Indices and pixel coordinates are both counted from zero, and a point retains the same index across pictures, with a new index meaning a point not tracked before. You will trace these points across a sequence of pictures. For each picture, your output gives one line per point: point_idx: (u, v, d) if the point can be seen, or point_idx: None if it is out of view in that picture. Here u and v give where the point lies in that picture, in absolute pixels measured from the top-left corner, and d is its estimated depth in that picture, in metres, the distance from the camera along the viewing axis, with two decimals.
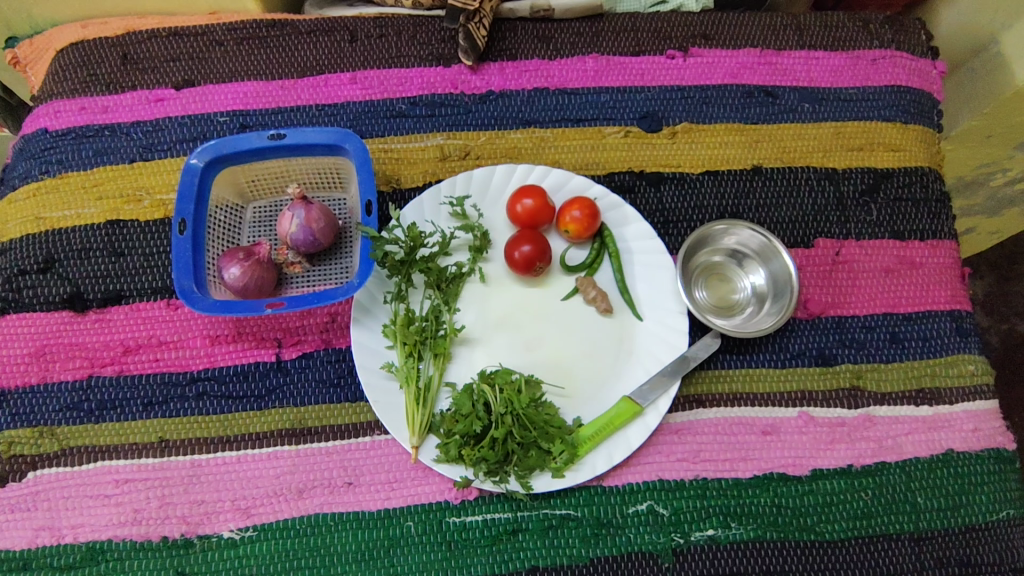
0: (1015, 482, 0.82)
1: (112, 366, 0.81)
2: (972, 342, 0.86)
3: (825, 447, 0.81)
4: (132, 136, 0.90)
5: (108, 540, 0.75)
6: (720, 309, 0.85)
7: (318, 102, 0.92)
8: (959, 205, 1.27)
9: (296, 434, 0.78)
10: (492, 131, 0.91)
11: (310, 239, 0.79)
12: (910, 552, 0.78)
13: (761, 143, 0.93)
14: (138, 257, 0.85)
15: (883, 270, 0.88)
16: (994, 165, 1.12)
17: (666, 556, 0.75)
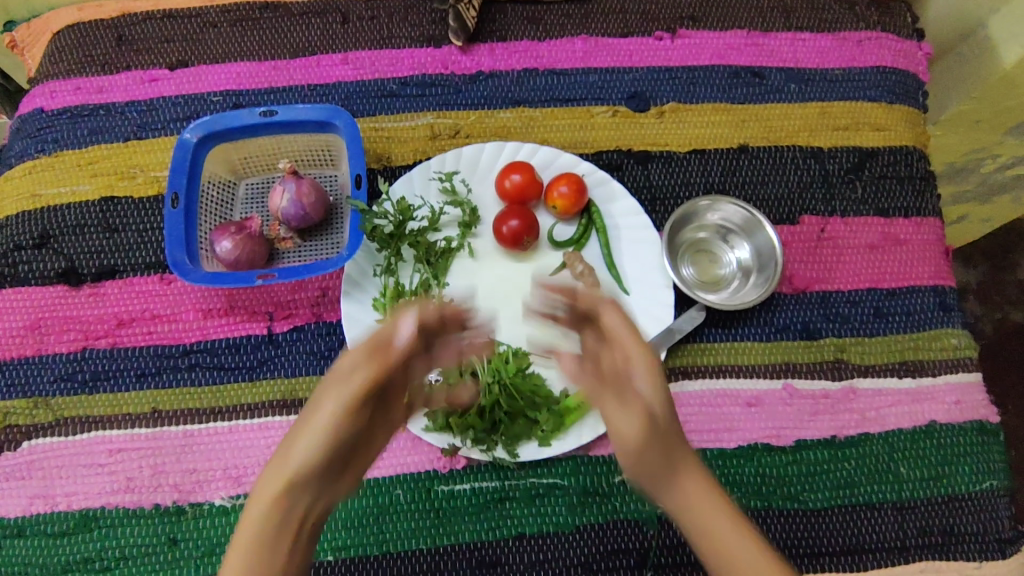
0: (997, 454, 0.82)
1: (105, 339, 0.82)
2: (955, 317, 0.87)
3: (808, 418, 0.82)
4: (126, 115, 0.91)
5: (101, 508, 0.76)
6: (706, 285, 0.87)
7: (310, 82, 0.93)
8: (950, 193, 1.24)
9: (287, 405, 0.79)
10: (481, 110, 0.93)
11: (301, 213, 0.80)
12: (892, 521, 0.79)
13: (747, 123, 0.94)
14: (131, 233, 0.86)
15: (867, 247, 0.89)
16: (983, 151, 1.11)
17: (650, 524, 0.76)
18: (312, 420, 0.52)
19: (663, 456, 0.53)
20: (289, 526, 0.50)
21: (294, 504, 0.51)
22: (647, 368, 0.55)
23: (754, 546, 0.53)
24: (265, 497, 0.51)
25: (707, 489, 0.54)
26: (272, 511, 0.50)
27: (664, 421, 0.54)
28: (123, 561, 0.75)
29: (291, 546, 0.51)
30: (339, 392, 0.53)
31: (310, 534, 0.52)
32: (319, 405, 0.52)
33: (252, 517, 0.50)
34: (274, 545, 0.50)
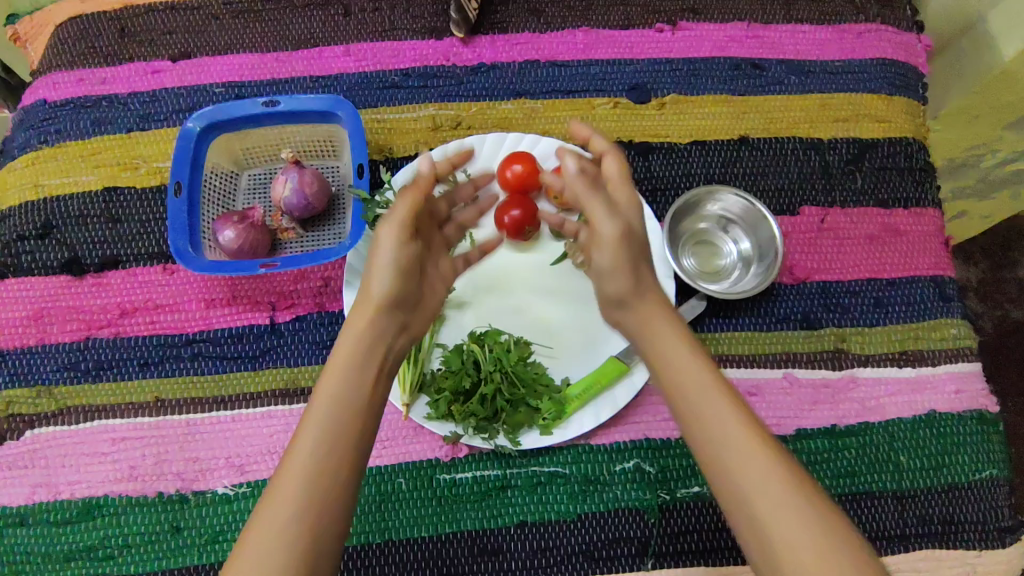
0: (997, 443, 0.83)
1: (109, 328, 0.82)
2: (955, 307, 0.87)
3: (809, 408, 0.82)
4: (129, 106, 0.92)
5: (104, 496, 0.76)
6: (707, 275, 0.87)
7: (312, 74, 0.93)
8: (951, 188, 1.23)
9: (289, 394, 0.80)
10: (483, 101, 0.93)
11: (303, 203, 0.80)
12: (892, 510, 0.79)
13: (748, 114, 0.94)
14: (134, 224, 0.86)
15: (868, 238, 0.90)
16: (984, 146, 1.10)
17: (651, 512, 0.77)
18: (377, 260, 0.61)
19: (644, 285, 0.63)
20: (370, 374, 0.58)
21: (379, 329, 0.60)
22: (631, 196, 0.65)
23: (731, 407, 0.57)
24: (354, 330, 0.60)
25: (688, 339, 0.61)
26: (352, 369, 0.58)
27: (639, 245, 0.63)
28: (126, 549, 0.75)
29: (380, 370, 0.59)
30: (395, 220, 0.62)
31: (391, 366, 0.61)
32: (379, 241, 0.61)
33: (311, 433, 0.55)
34: (364, 377, 0.58)
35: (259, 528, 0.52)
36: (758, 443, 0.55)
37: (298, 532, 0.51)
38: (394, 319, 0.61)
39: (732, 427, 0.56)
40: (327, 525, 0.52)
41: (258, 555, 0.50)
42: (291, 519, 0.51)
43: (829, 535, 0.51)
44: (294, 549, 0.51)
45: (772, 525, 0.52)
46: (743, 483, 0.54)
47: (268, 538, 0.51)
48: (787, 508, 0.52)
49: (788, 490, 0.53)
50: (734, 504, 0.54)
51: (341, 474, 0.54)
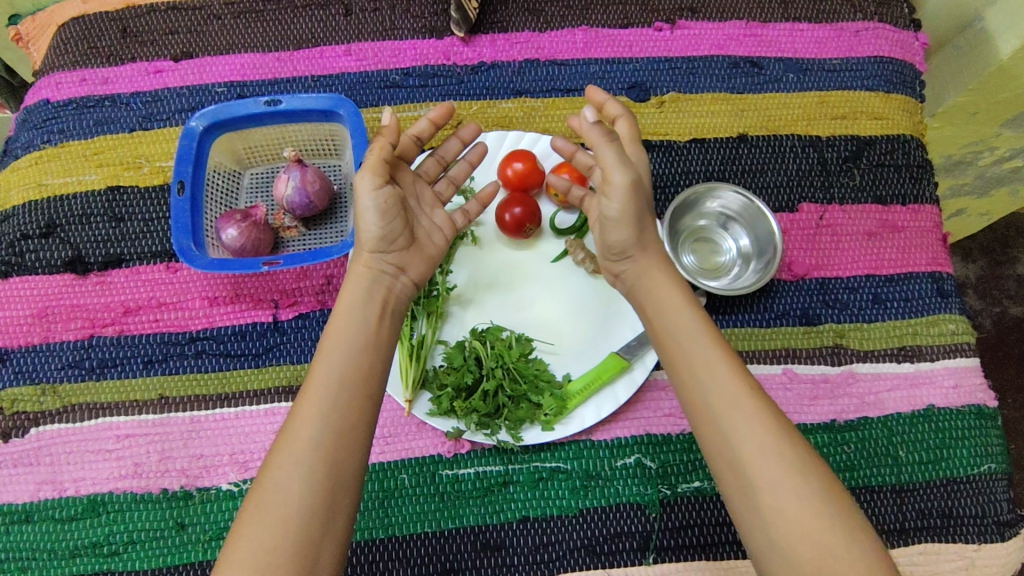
0: (995, 437, 0.83)
1: (113, 326, 0.83)
2: (953, 303, 0.88)
3: (808, 403, 0.83)
4: (131, 106, 0.92)
5: (109, 493, 0.77)
6: (707, 272, 0.87)
7: (314, 73, 0.94)
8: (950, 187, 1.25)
9: (293, 391, 0.80)
10: (483, 100, 0.93)
11: (306, 201, 0.81)
12: (891, 504, 0.80)
13: (747, 112, 0.95)
14: (137, 222, 0.87)
15: (866, 235, 0.90)
16: (982, 144, 1.11)
17: (653, 507, 0.77)
18: (360, 206, 0.67)
19: (643, 241, 0.70)
20: (368, 322, 0.66)
21: (373, 276, 0.69)
22: (639, 157, 0.72)
23: (721, 358, 0.62)
24: (355, 281, 0.69)
25: (683, 294, 0.68)
26: (351, 323, 0.65)
27: (645, 198, 0.70)
28: (131, 545, 0.75)
29: (381, 310, 0.67)
30: (367, 168, 0.67)
31: (394, 305, 0.69)
32: (357, 187, 0.66)
33: (308, 409, 0.60)
34: (367, 320, 0.66)
35: (262, 502, 0.56)
36: (738, 384, 0.61)
37: (304, 496, 0.56)
38: (387, 261, 0.70)
39: (719, 371, 0.62)
40: (337, 479, 0.57)
41: (263, 525, 0.55)
42: (296, 485, 0.56)
43: (799, 469, 0.56)
44: (303, 511, 0.55)
45: (749, 457, 0.57)
46: (721, 419, 0.59)
47: (275, 508, 0.55)
48: (763, 441, 0.58)
49: (766, 428, 0.58)
50: (713, 437, 0.60)
51: (341, 439, 0.59)
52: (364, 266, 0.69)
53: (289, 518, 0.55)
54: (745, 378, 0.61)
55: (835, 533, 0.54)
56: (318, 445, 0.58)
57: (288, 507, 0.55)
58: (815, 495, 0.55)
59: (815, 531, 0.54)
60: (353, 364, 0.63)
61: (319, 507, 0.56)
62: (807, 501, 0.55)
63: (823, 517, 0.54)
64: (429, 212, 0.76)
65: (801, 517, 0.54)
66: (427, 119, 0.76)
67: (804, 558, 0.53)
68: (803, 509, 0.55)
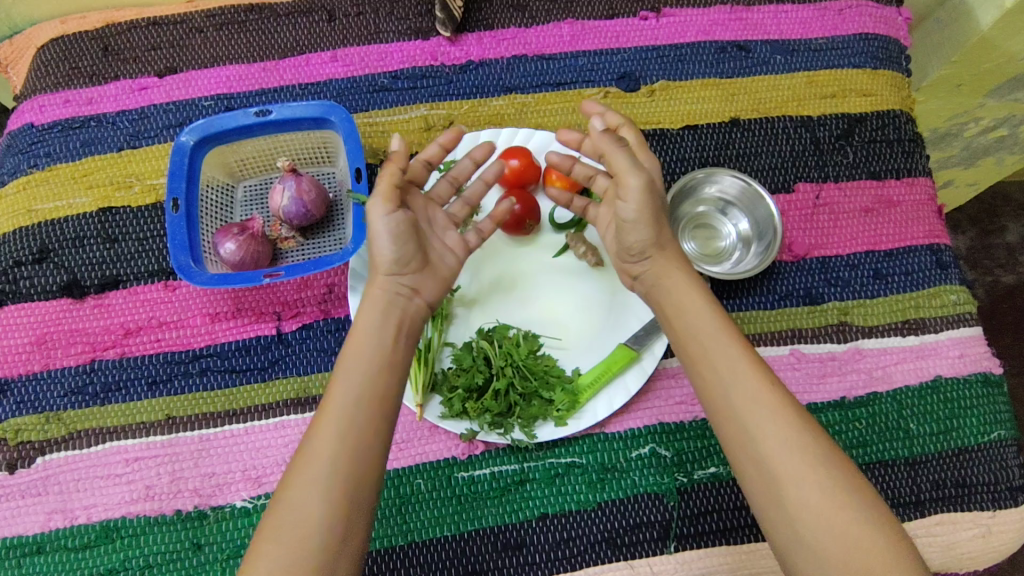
0: (1003, 404, 0.84)
1: (114, 349, 0.82)
2: (952, 274, 0.89)
3: (817, 381, 0.83)
4: (118, 125, 0.91)
5: (121, 518, 0.76)
6: (709, 258, 0.88)
7: (301, 82, 0.93)
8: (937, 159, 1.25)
9: (301, 403, 0.79)
10: (474, 99, 0.93)
11: (302, 211, 0.80)
12: (906, 477, 0.80)
13: (736, 96, 0.95)
14: (132, 243, 0.86)
15: (863, 211, 0.91)
16: (966, 115, 1.12)
17: (670, 495, 0.77)
18: (374, 233, 0.66)
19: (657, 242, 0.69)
20: (384, 344, 0.65)
21: (388, 299, 0.68)
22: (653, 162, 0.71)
23: (741, 354, 0.63)
24: (370, 304, 0.67)
25: (699, 292, 0.68)
26: (366, 345, 0.65)
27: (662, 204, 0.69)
28: (147, 569, 0.74)
29: (397, 332, 0.66)
30: (378, 195, 0.66)
31: (409, 326, 0.68)
32: (370, 214, 0.66)
33: (324, 428, 0.60)
34: (382, 342, 0.65)
35: (281, 519, 0.57)
36: (760, 380, 0.61)
37: (323, 513, 0.57)
38: (402, 283, 0.68)
39: (740, 369, 0.62)
40: (354, 497, 0.58)
41: (283, 542, 0.56)
42: (315, 503, 0.57)
43: (821, 462, 0.58)
44: (323, 529, 0.56)
45: (774, 453, 0.58)
46: (746, 417, 0.60)
47: (293, 525, 0.56)
48: (787, 438, 0.58)
49: (789, 425, 0.59)
50: (739, 435, 0.60)
51: (357, 456, 0.59)
52: (381, 290, 0.68)
53: (307, 537, 0.56)
54: (765, 374, 0.62)
55: (858, 523, 0.55)
56: (334, 463, 0.58)
57: (307, 525, 0.56)
58: (838, 487, 0.57)
59: (840, 522, 0.55)
60: (369, 384, 0.62)
61: (337, 524, 0.57)
62: (830, 493, 0.56)
63: (847, 509, 0.56)
64: (442, 235, 0.73)
65: (827, 510, 0.56)
66: (438, 143, 0.76)
67: (829, 548, 0.55)
68: (827, 501, 0.56)
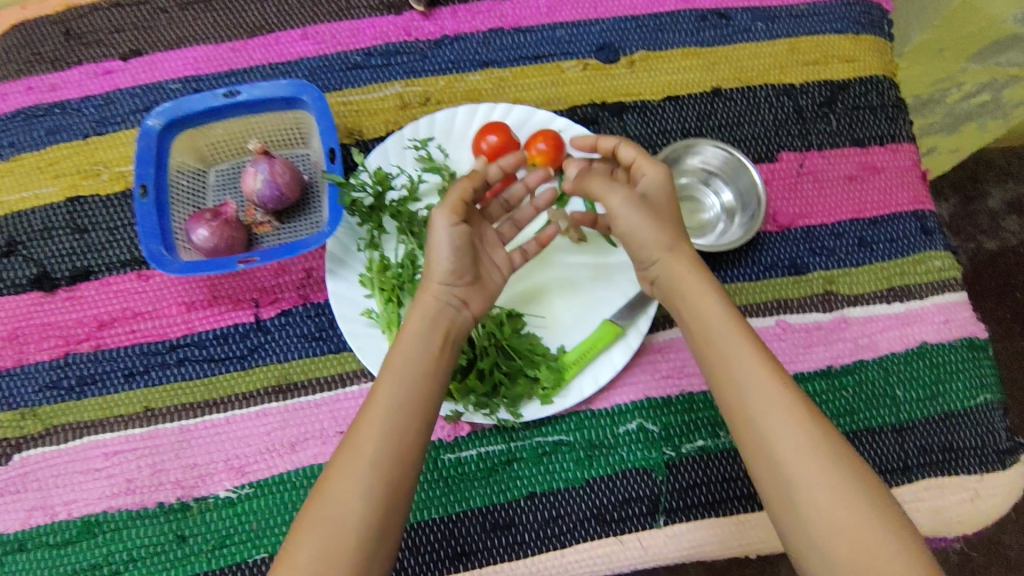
0: (989, 368, 0.84)
1: (88, 342, 0.80)
2: (937, 239, 0.88)
3: (803, 351, 0.83)
4: (83, 111, 0.88)
5: (103, 513, 0.75)
6: (693, 231, 0.87)
7: (271, 61, 0.90)
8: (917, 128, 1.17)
9: (283, 390, 0.78)
10: (450, 74, 0.91)
11: (276, 194, 0.78)
12: (893, 443, 0.80)
13: (718, 65, 0.93)
14: (102, 233, 0.83)
15: (847, 178, 0.90)
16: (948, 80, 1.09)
17: (659, 470, 0.77)
18: (433, 242, 0.66)
19: (665, 239, 0.67)
20: (431, 351, 0.64)
21: (438, 307, 0.66)
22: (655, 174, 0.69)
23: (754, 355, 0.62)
24: (419, 309, 0.65)
25: (713, 287, 0.66)
26: (412, 351, 0.63)
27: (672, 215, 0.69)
28: (131, 563, 0.74)
29: (445, 341, 0.65)
30: (446, 207, 0.67)
31: (455, 336, 0.66)
32: (433, 224, 0.66)
33: (370, 427, 0.59)
34: (429, 349, 0.64)
35: (322, 511, 0.57)
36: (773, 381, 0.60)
37: (363, 514, 0.57)
38: (452, 293, 0.67)
39: (753, 369, 0.61)
40: (392, 500, 0.58)
41: (320, 535, 0.56)
42: (356, 502, 0.57)
43: (835, 467, 0.57)
44: (362, 529, 0.56)
45: (788, 455, 0.58)
46: (760, 418, 0.59)
47: (333, 521, 0.56)
48: (800, 441, 0.58)
49: (804, 428, 0.58)
50: (753, 437, 0.60)
51: (400, 461, 0.59)
52: (428, 294, 0.66)
53: (345, 536, 0.56)
54: (780, 375, 0.61)
55: (870, 528, 0.54)
56: (376, 465, 0.58)
57: (347, 522, 0.56)
58: (851, 492, 0.56)
59: (850, 526, 0.55)
60: (414, 389, 0.61)
61: (375, 524, 0.57)
62: (842, 498, 0.56)
63: (859, 513, 0.55)
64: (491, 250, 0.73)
65: (837, 514, 0.55)
66: (500, 165, 0.74)
67: (839, 552, 0.54)
68: (839, 506, 0.55)
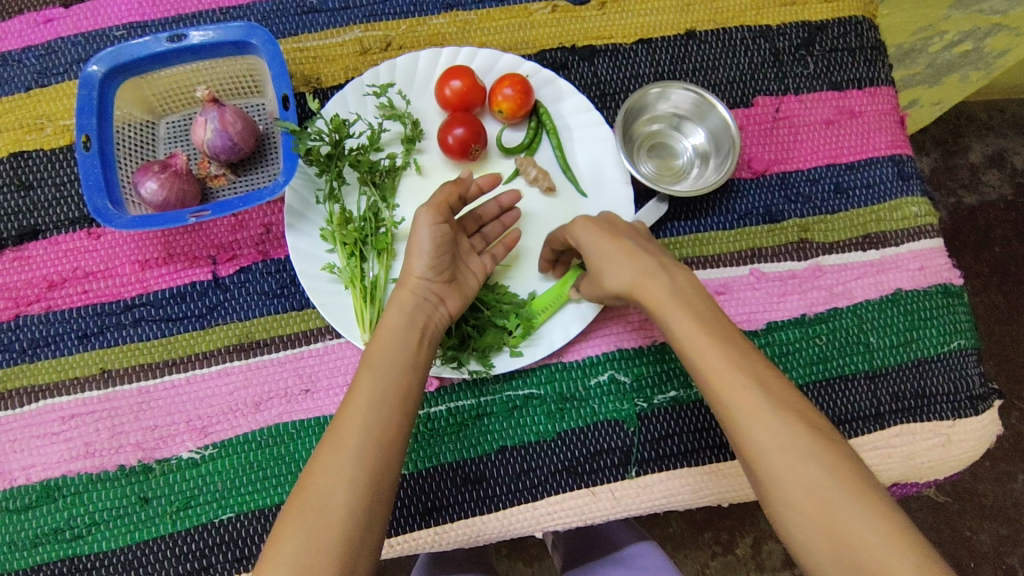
0: (964, 314, 0.83)
1: (39, 303, 0.77)
2: (914, 185, 0.86)
3: (777, 300, 0.82)
4: (23, 62, 0.83)
5: (62, 477, 0.73)
6: (666, 177, 0.84)
7: (221, 6, 0.85)
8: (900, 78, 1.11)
9: (244, 349, 0.76)
10: (412, 18, 0.86)
11: (228, 144, 0.74)
12: (865, 390, 0.80)
13: (692, 5, 0.89)
14: (48, 189, 0.80)
15: (824, 123, 0.87)
16: (931, 28, 0.99)
17: (630, 421, 0.76)
18: (415, 240, 0.66)
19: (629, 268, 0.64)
20: (409, 348, 0.62)
21: (416, 302, 0.65)
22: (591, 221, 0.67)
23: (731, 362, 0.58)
24: (396, 307, 0.64)
25: (682, 301, 0.62)
26: (390, 349, 0.62)
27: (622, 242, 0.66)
28: (93, 527, 0.72)
29: (420, 339, 0.63)
30: (430, 206, 0.67)
31: (433, 331, 0.65)
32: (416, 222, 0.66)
33: (352, 421, 0.57)
34: (406, 344, 0.63)
35: (307, 503, 0.54)
36: (751, 389, 0.57)
37: (350, 502, 0.54)
38: (430, 289, 0.66)
39: (732, 377, 0.57)
40: (378, 489, 0.55)
41: (306, 527, 0.53)
42: (343, 491, 0.54)
43: (811, 461, 0.54)
44: (348, 517, 0.53)
45: (762, 462, 0.55)
46: (736, 433, 0.56)
47: (319, 511, 0.53)
48: (778, 444, 0.54)
49: (782, 431, 0.55)
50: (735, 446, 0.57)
51: (386, 451, 0.57)
52: (402, 293, 0.65)
53: (331, 528, 0.53)
54: (754, 380, 0.57)
55: (853, 522, 0.51)
56: (363, 455, 0.56)
57: (334, 512, 0.53)
58: (830, 487, 0.53)
59: (831, 521, 0.52)
60: (394, 382, 0.60)
61: (364, 511, 0.54)
62: (818, 493, 0.53)
63: (839, 507, 0.52)
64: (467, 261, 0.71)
65: (816, 512, 0.52)
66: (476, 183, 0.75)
67: (824, 549, 0.52)
68: (817, 503, 0.52)
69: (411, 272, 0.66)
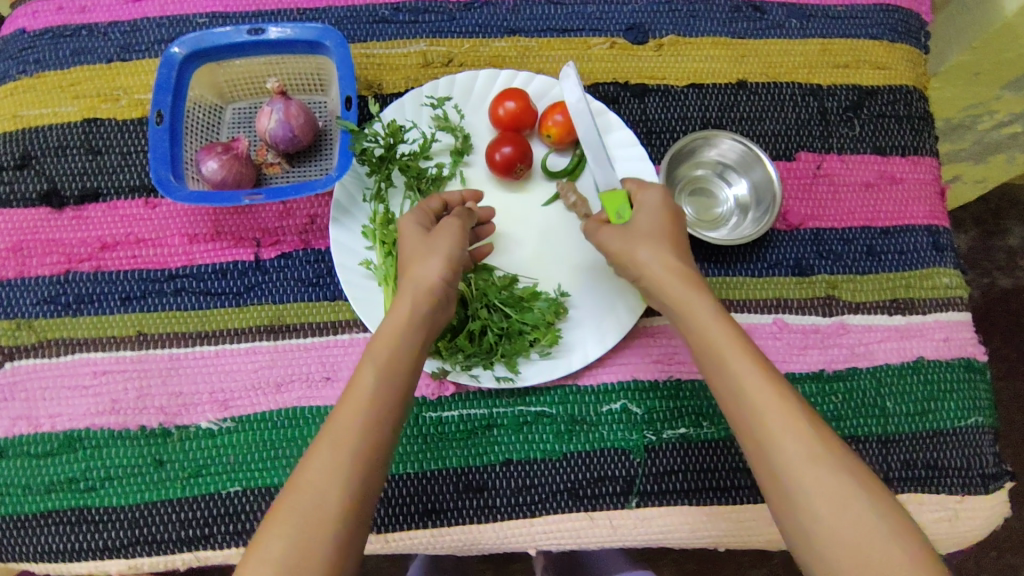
0: (985, 392, 0.82)
1: (90, 262, 0.81)
2: (948, 257, 0.86)
3: (797, 352, 0.82)
4: (109, 36, 0.88)
5: (85, 429, 0.76)
6: (737, 208, 0.86)
7: (299, 6, 0.90)
8: (945, 152, 1.12)
9: (274, 331, 0.78)
10: (476, 38, 0.90)
11: (289, 135, 0.78)
12: (876, 454, 0.79)
13: (746, 57, 0.92)
14: (115, 156, 0.84)
15: (864, 185, 0.88)
16: (982, 106, 0.99)
17: (637, 452, 0.77)
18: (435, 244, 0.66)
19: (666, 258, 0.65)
20: (414, 347, 0.61)
21: (428, 301, 0.63)
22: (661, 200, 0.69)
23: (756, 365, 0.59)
24: (409, 298, 0.63)
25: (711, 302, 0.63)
26: (399, 347, 0.60)
27: (676, 237, 0.67)
28: (107, 481, 0.75)
29: (426, 338, 0.62)
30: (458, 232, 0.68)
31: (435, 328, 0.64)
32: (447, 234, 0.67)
33: (351, 419, 0.57)
34: (410, 343, 0.61)
35: (298, 501, 0.53)
36: (775, 393, 0.57)
37: (342, 505, 0.54)
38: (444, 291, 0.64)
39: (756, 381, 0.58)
40: (369, 486, 0.56)
41: (296, 529, 0.52)
42: (336, 490, 0.54)
43: (835, 472, 0.54)
44: (340, 519, 0.53)
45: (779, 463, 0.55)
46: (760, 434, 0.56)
47: (309, 510, 0.53)
48: (800, 450, 0.55)
49: (802, 437, 0.55)
50: (758, 461, 0.57)
51: (380, 452, 0.56)
52: (421, 285, 0.63)
53: (324, 529, 0.52)
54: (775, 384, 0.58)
55: (875, 537, 0.51)
56: (358, 456, 0.55)
57: (324, 513, 0.53)
58: (852, 500, 0.52)
59: (853, 535, 0.51)
60: (396, 381, 0.59)
61: (353, 516, 0.54)
62: (841, 503, 0.52)
63: (862, 517, 0.52)
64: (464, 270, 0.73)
65: (836, 524, 0.52)
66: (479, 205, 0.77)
67: (844, 560, 0.51)
68: (836, 508, 0.52)
69: (430, 270, 0.64)
